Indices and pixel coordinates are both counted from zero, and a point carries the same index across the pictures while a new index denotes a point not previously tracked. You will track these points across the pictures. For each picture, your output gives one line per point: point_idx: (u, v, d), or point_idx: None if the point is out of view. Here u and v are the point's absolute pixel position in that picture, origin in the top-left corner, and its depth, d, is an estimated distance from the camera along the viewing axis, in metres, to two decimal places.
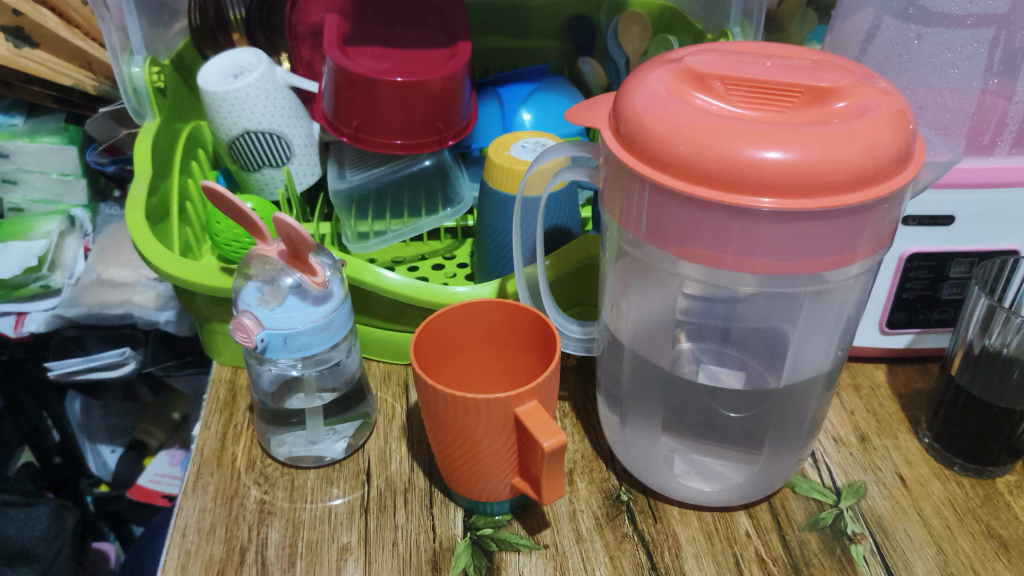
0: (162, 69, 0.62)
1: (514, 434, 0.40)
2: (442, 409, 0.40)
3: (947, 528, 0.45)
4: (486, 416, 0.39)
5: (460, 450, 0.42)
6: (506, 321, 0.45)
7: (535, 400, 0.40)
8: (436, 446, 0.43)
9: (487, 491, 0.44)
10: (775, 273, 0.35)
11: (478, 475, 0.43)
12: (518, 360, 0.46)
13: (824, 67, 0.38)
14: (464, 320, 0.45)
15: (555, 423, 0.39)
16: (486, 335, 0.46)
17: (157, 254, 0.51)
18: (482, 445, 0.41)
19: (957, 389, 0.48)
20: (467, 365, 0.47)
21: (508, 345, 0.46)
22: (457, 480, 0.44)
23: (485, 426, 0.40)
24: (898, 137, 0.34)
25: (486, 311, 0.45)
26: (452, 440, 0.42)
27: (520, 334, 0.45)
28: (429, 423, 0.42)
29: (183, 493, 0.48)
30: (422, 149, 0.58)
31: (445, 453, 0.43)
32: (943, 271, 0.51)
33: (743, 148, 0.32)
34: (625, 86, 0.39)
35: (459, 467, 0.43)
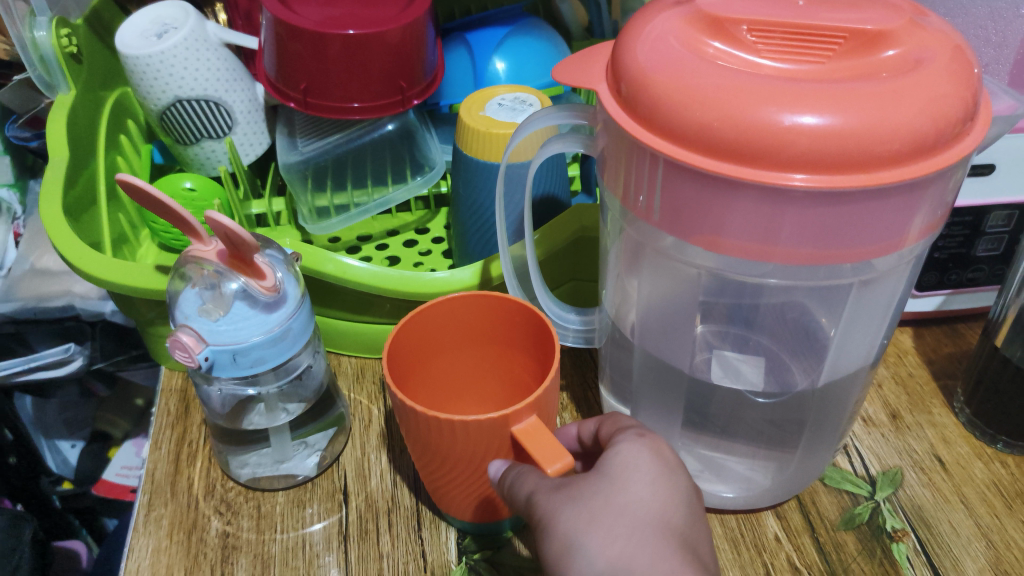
0: (73, 31, 0.53)
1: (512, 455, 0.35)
2: (427, 433, 0.34)
3: (995, 518, 0.41)
4: (479, 438, 0.34)
5: (454, 473, 0.36)
6: (495, 318, 0.39)
7: (535, 414, 0.34)
8: (426, 470, 0.37)
9: (491, 510, 0.39)
10: (815, 261, 0.29)
11: (478, 496, 0.37)
12: (514, 360, 0.40)
13: (866, 5, 0.31)
14: (445, 319, 0.39)
15: (560, 444, 0.33)
16: (473, 333, 0.40)
17: (78, 254, 0.44)
18: (478, 467, 0.35)
19: (1004, 362, 0.42)
20: (455, 366, 0.41)
21: (501, 344, 0.40)
22: (454, 503, 0.39)
23: (479, 447, 0.34)
24: (964, 90, 0.27)
25: (469, 307, 0.39)
26: (443, 465, 0.36)
27: (514, 331, 0.39)
28: (414, 446, 0.36)
29: (134, 529, 0.42)
30: (384, 112, 0.51)
31: (438, 477, 0.37)
32: (980, 226, 0.46)
33: (770, 113, 0.26)
34: (624, 35, 0.32)
35: (455, 491, 0.37)
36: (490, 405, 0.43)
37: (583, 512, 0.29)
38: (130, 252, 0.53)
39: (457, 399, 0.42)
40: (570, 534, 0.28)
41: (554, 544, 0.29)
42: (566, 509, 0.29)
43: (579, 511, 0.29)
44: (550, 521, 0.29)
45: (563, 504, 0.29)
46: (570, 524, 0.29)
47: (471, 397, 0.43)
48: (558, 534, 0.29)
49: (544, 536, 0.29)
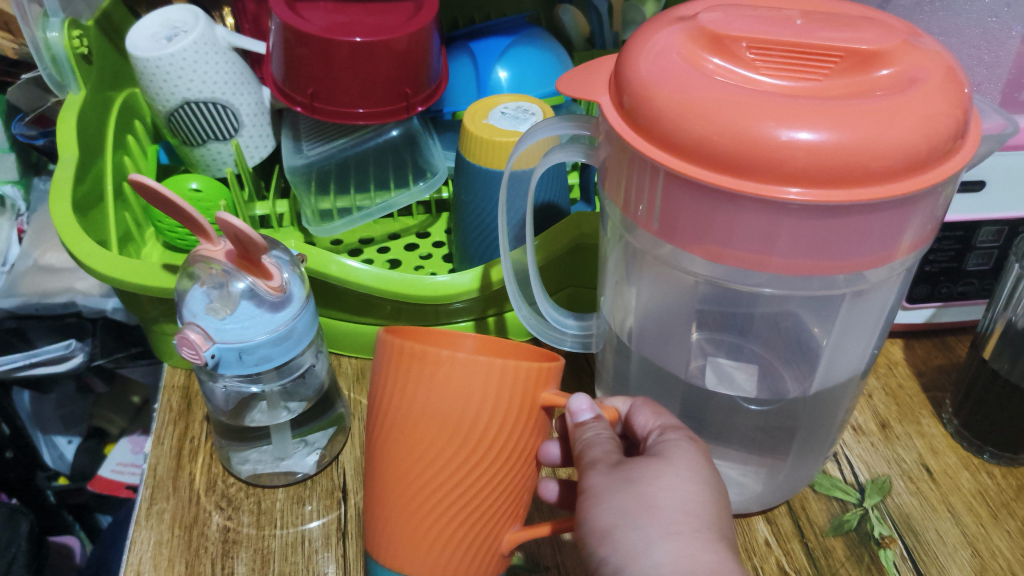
0: (85, 32, 0.54)
1: (505, 449, 0.33)
2: (419, 399, 0.32)
3: (981, 526, 0.41)
4: (480, 407, 0.32)
5: (427, 471, 0.33)
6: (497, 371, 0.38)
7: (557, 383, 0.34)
8: (392, 480, 0.34)
9: (448, 559, 0.34)
10: (807, 272, 0.30)
11: (443, 525, 0.33)
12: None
13: (862, 25, 0.32)
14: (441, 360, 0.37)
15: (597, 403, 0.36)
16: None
17: (87, 252, 0.45)
18: (459, 462, 0.32)
19: (991, 374, 0.43)
20: None
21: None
22: (403, 539, 0.34)
23: (476, 422, 0.32)
24: (956, 110, 0.28)
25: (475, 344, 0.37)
26: (422, 453, 0.33)
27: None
28: (392, 436, 0.33)
29: (135, 522, 0.43)
30: (389, 117, 0.52)
31: (403, 489, 0.34)
32: (971, 240, 0.47)
33: (767, 128, 0.27)
34: (628, 49, 0.33)
35: (416, 512, 0.33)
36: None
37: (633, 501, 0.30)
38: (136, 250, 0.54)
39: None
40: (621, 520, 0.30)
41: (608, 516, 0.30)
42: (620, 492, 0.30)
43: (623, 502, 0.30)
44: (601, 501, 0.31)
45: (620, 487, 0.31)
46: (623, 506, 0.30)
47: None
48: (604, 521, 0.30)
49: (592, 508, 0.31)
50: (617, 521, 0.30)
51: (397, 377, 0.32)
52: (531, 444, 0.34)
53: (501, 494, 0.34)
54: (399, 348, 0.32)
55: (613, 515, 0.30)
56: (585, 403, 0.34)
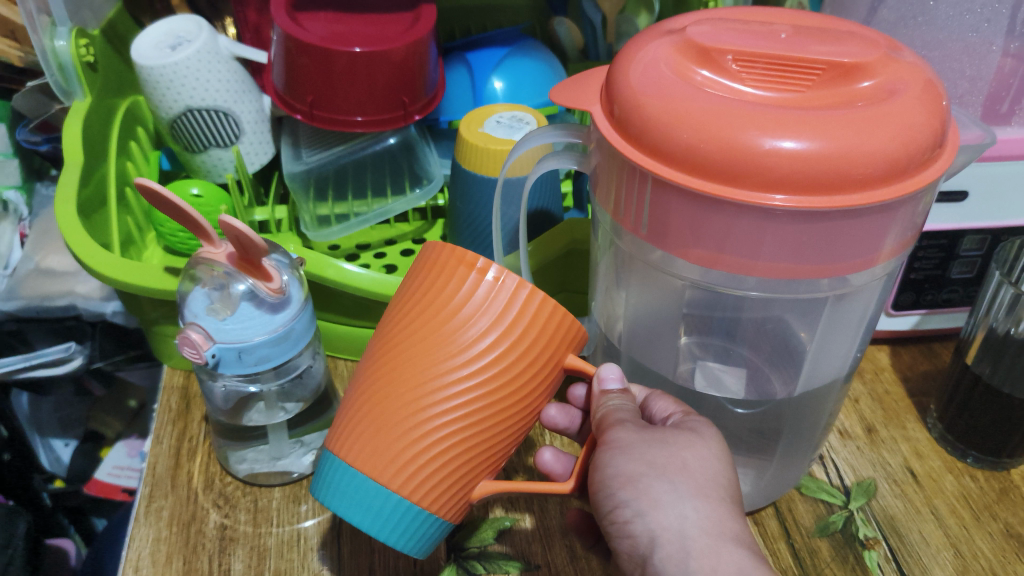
0: (91, 41, 0.55)
1: (517, 393, 0.33)
2: (453, 310, 0.32)
3: (964, 528, 0.42)
4: (512, 340, 0.32)
5: (432, 387, 0.32)
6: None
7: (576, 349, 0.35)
8: (387, 393, 0.33)
9: (417, 491, 0.33)
10: (790, 276, 0.31)
11: (427, 451, 0.32)
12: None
13: (844, 39, 0.33)
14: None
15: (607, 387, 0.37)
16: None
17: (91, 255, 0.45)
18: (471, 391, 0.32)
19: (973, 379, 0.44)
20: None
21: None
22: (376, 455, 0.32)
23: (502, 351, 0.32)
24: (934, 120, 0.29)
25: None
26: (436, 369, 0.32)
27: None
28: (406, 343, 0.33)
29: (134, 520, 0.44)
30: (388, 126, 0.53)
31: (398, 401, 0.32)
32: (954, 249, 0.48)
33: (751, 136, 0.28)
34: (619, 60, 0.34)
35: (401, 430, 0.32)
36: None
37: (655, 460, 0.31)
38: (137, 252, 0.55)
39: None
40: (643, 474, 0.31)
41: (634, 465, 0.31)
42: (653, 447, 0.31)
43: (649, 454, 0.31)
44: (630, 451, 0.31)
45: (652, 444, 0.32)
46: (655, 459, 0.31)
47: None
48: (624, 471, 0.31)
49: (618, 455, 0.32)
50: (646, 470, 0.31)
51: (435, 284, 0.33)
52: (537, 401, 0.34)
53: (490, 442, 0.33)
54: (446, 258, 0.33)
55: (641, 465, 0.31)
56: (614, 372, 0.36)
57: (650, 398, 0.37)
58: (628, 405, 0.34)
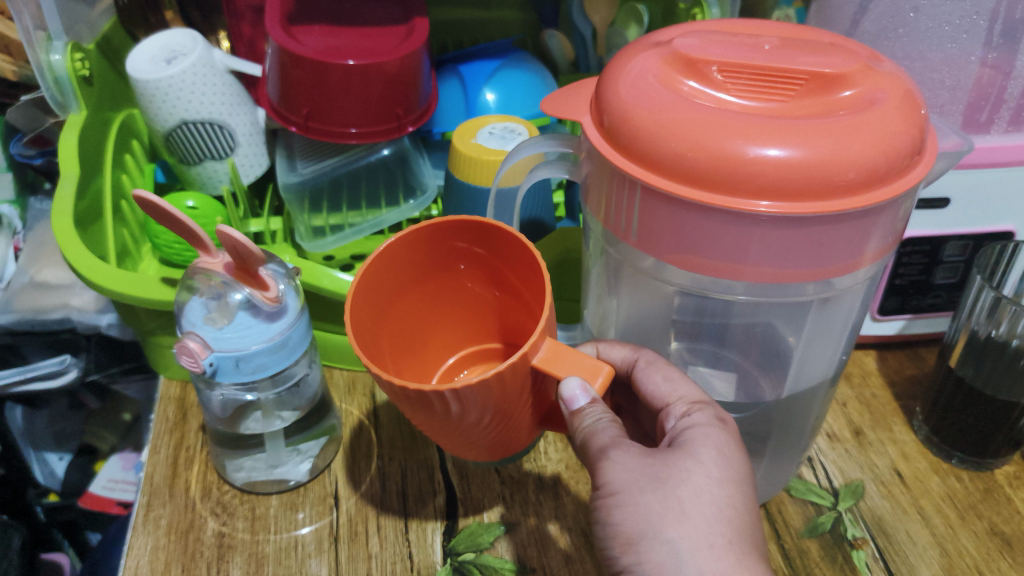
0: (87, 55, 0.56)
1: (511, 403, 0.34)
2: (403, 400, 0.33)
3: (949, 527, 0.43)
4: (483, 397, 0.32)
5: (440, 427, 0.35)
6: (432, 245, 0.39)
7: (546, 337, 0.33)
8: (420, 425, 0.36)
9: (483, 451, 0.39)
10: (776, 281, 0.32)
11: (472, 441, 0.37)
12: (469, 288, 0.42)
13: (826, 49, 0.34)
14: (391, 271, 0.38)
15: (586, 353, 0.33)
16: (422, 264, 0.39)
17: (88, 266, 0.46)
18: (477, 419, 0.34)
19: (957, 383, 0.45)
20: (406, 302, 0.40)
21: (450, 268, 0.41)
22: (443, 442, 0.38)
23: (462, 406, 0.32)
24: (912, 128, 0.30)
25: (400, 247, 0.37)
26: (426, 417, 0.34)
27: (458, 255, 0.40)
28: (404, 409, 0.34)
29: (133, 529, 0.45)
30: (381, 137, 0.54)
31: (431, 429, 0.36)
32: (937, 254, 0.49)
33: (737, 145, 0.29)
34: (608, 72, 0.35)
35: (447, 436, 0.37)
36: (440, 319, 0.43)
37: (654, 508, 0.31)
38: (133, 264, 0.56)
39: (435, 334, 0.44)
40: (651, 524, 0.31)
41: (633, 523, 0.31)
42: (647, 492, 0.32)
43: (649, 502, 0.31)
44: (626, 506, 0.32)
45: (647, 486, 0.32)
46: (651, 511, 0.31)
47: (436, 339, 0.44)
48: (633, 521, 0.31)
49: (616, 511, 0.32)
50: (644, 530, 0.31)
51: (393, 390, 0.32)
52: (528, 389, 0.34)
53: (511, 420, 0.36)
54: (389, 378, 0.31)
55: (639, 523, 0.31)
56: (577, 390, 0.33)
57: (641, 377, 0.37)
58: (607, 416, 0.33)
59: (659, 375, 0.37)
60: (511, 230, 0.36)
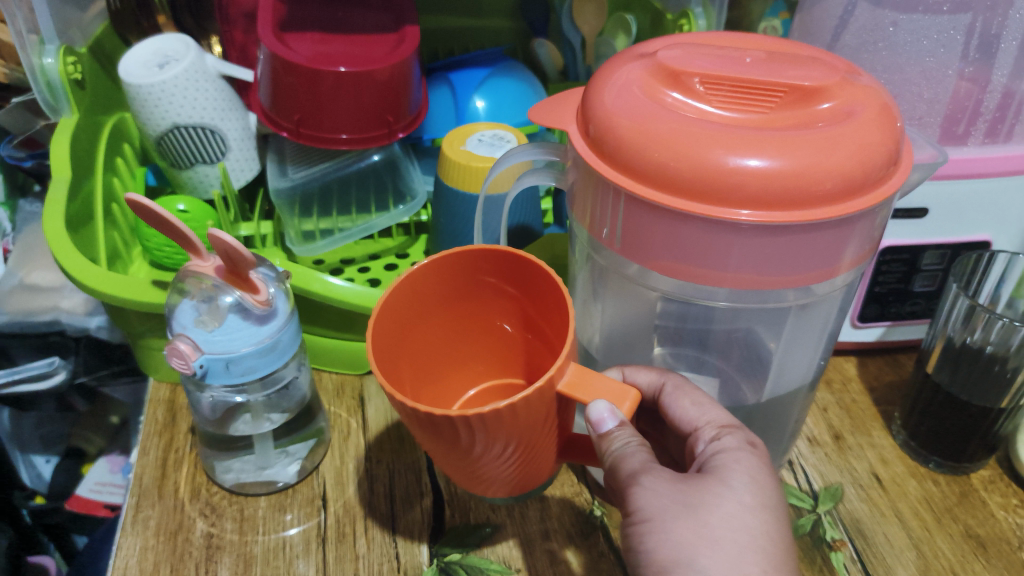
0: (79, 58, 0.56)
1: (532, 434, 0.34)
2: (426, 429, 0.33)
3: (926, 529, 0.44)
4: (505, 427, 0.32)
5: (459, 458, 0.35)
6: (462, 277, 0.39)
7: (572, 364, 0.34)
8: (436, 454, 0.36)
9: (497, 484, 0.39)
10: (755, 287, 0.33)
11: (486, 473, 0.37)
12: (494, 321, 0.42)
13: (807, 63, 0.35)
14: (419, 298, 0.39)
15: (611, 379, 0.34)
16: (450, 295, 0.40)
17: (79, 269, 0.46)
18: (496, 451, 0.34)
19: (934, 388, 0.46)
20: (430, 330, 0.41)
21: (478, 303, 0.41)
22: (454, 473, 0.38)
23: (486, 437, 0.33)
24: (888, 140, 0.31)
25: (431, 277, 0.38)
26: (445, 446, 0.34)
27: (486, 287, 0.40)
28: (423, 437, 0.35)
29: (122, 529, 0.45)
30: (371, 143, 0.54)
31: (445, 458, 0.36)
32: (916, 263, 0.50)
33: (719, 156, 0.30)
34: (594, 82, 0.35)
35: (462, 468, 0.37)
36: (463, 351, 0.44)
37: (688, 535, 0.31)
38: (123, 267, 0.56)
39: (457, 365, 0.44)
40: (683, 551, 0.31)
41: (669, 550, 0.31)
42: (680, 520, 0.31)
43: (684, 527, 0.31)
44: (659, 533, 0.31)
45: (679, 514, 0.32)
46: (683, 538, 0.31)
47: (457, 369, 0.44)
48: (668, 549, 0.31)
49: (649, 538, 0.32)
50: (678, 558, 0.31)
51: (416, 417, 0.32)
52: (550, 420, 0.35)
53: (532, 452, 0.36)
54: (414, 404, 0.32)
55: (674, 551, 0.31)
56: (605, 413, 0.33)
57: (668, 401, 0.38)
58: (635, 440, 0.34)
59: (688, 399, 0.37)
60: (535, 262, 0.37)
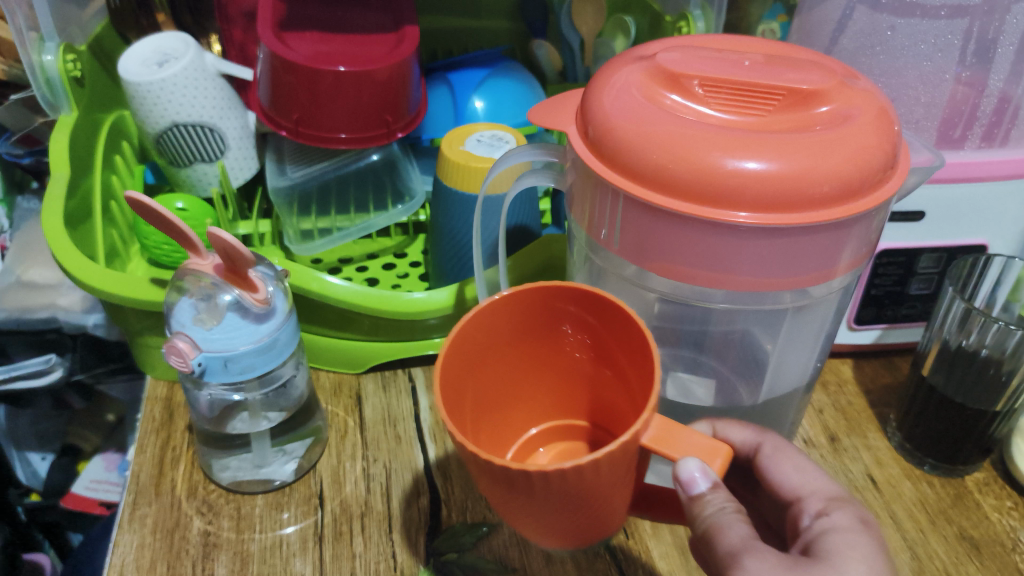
0: (79, 56, 0.56)
1: (607, 491, 0.31)
2: (494, 481, 0.30)
3: (920, 531, 0.44)
4: (582, 482, 0.30)
5: (527, 514, 0.33)
6: (535, 313, 0.37)
7: (657, 415, 0.31)
8: (500, 507, 0.34)
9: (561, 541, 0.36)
10: (752, 289, 0.33)
11: (553, 530, 0.34)
12: (564, 360, 0.40)
13: (805, 66, 0.35)
14: (488, 334, 0.36)
15: (701, 434, 0.31)
16: (520, 332, 0.38)
17: (77, 266, 0.46)
18: (567, 509, 0.31)
19: (929, 390, 0.47)
20: (498, 367, 0.38)
21: (550, 340, 0.39)
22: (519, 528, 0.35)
23: (560, 493, 0.30)
24: (884, 143, 0.31)
25: (503, 312, 0.36)
26: (512, 501, 0.32)
27: (560, 325, 0.38)
28: (489, 487, 0.32)
29: (118, 527, 0.45)
30: (370, 143, 0.54)
31: (511, 513, 0.33)
32: (912, 266, 0.51)
33: (717, 158, 0.30)
34: (593, 84, 0.36)
35: (528, 525, 0.34)
36: (529, 390, 0.41)
37: None
38: (121, 264, 0.56)
39: (522, 403, 0.42)
40: None
41: None
42: None
43: None
44: None
45: None
46: None
47: (521, 408, 0.42)
48: None
49: None
50: None
51: (485, 467, 0.30)
52: (627, 476, 0.32)
53: (604, 511, 0.33)
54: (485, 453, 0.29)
55: None
56: (696, 471, 0.30)
57: (767, 463, 0.37)
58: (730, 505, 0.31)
59: (789, 466, 0.37)
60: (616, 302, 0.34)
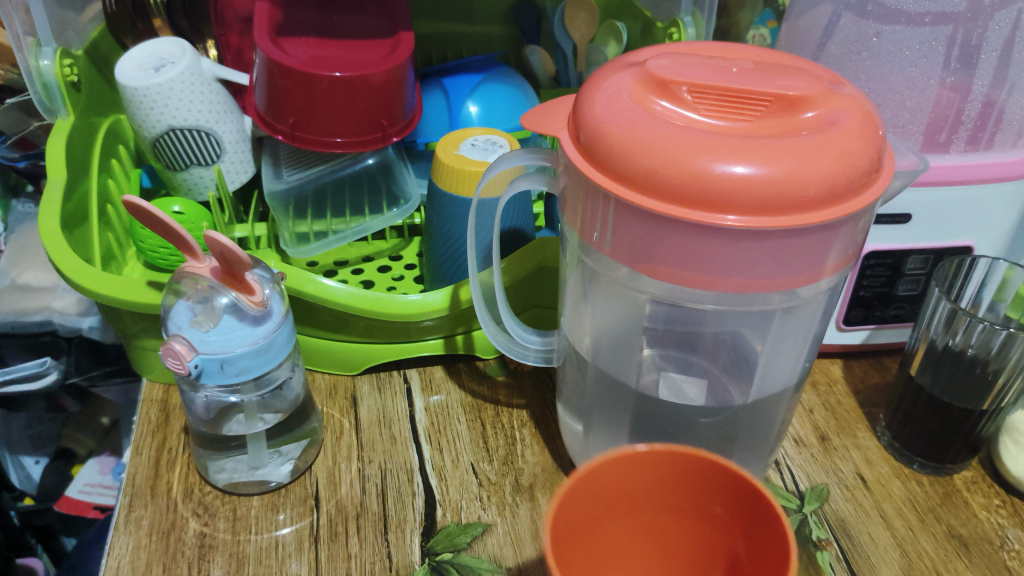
0: (75, 61, 0.57)
1: None
2: None
3: (909, 529, 0.45)
4: None
5: None
6: (675, 481, 0.32)
7: None
8: None
9: None
10: (741, 291, 0.34)
11: None
12: (692, 542, 0.34)
13: (792, 73, 0.36)
14: (612, 489, 0.31)
15: None
16: (648, 496, 0.32)
17: (74, 268, 0.47)
18: None
19: (917, 390, 0.48)
20: (614, 531, 0.33)
21: (680, 510, 0.33)
22: None
23: None
24: (870, 149, 0.32)
25: (632, 465, 0.31)
26: None
27: (697, 500, 0.32)
28: None
29: (114, 529, 0.45)
30: (365, 147, 0.55)
31: None
32: (900, 268, 0.51)
33: (706, 163, 0.30)
34: (585, 90, 0.36)
35: None
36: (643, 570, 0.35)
37: None
38: (117, 268, 0.56)
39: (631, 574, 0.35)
40: None
41: None
42: None
43: None
44: None
45: None
46: None
47: None
48: None
49: None
50: None
51: None
52: None
53: None
54: None
55: None
56: None
57: None
58: None
59: None
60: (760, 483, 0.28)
